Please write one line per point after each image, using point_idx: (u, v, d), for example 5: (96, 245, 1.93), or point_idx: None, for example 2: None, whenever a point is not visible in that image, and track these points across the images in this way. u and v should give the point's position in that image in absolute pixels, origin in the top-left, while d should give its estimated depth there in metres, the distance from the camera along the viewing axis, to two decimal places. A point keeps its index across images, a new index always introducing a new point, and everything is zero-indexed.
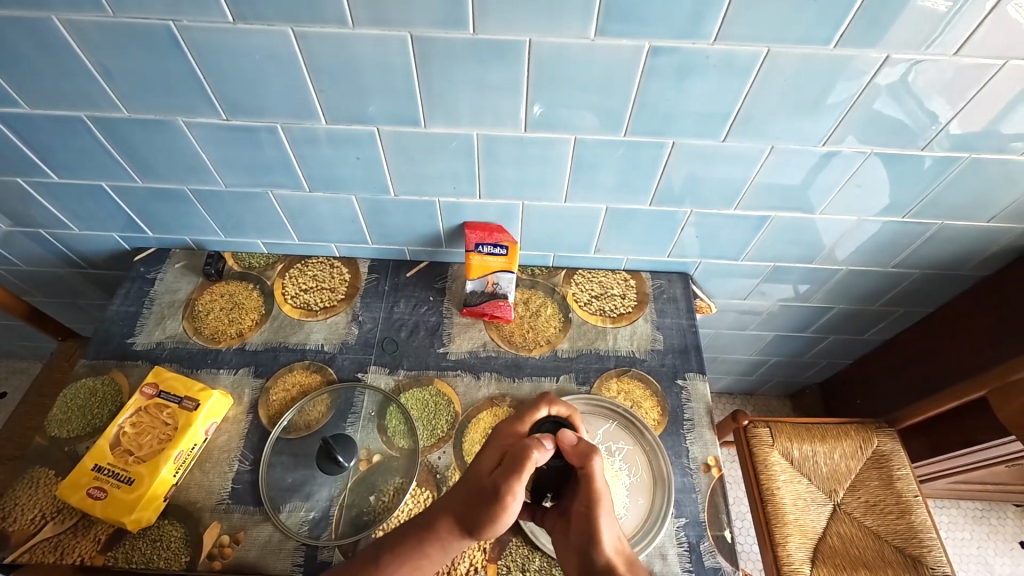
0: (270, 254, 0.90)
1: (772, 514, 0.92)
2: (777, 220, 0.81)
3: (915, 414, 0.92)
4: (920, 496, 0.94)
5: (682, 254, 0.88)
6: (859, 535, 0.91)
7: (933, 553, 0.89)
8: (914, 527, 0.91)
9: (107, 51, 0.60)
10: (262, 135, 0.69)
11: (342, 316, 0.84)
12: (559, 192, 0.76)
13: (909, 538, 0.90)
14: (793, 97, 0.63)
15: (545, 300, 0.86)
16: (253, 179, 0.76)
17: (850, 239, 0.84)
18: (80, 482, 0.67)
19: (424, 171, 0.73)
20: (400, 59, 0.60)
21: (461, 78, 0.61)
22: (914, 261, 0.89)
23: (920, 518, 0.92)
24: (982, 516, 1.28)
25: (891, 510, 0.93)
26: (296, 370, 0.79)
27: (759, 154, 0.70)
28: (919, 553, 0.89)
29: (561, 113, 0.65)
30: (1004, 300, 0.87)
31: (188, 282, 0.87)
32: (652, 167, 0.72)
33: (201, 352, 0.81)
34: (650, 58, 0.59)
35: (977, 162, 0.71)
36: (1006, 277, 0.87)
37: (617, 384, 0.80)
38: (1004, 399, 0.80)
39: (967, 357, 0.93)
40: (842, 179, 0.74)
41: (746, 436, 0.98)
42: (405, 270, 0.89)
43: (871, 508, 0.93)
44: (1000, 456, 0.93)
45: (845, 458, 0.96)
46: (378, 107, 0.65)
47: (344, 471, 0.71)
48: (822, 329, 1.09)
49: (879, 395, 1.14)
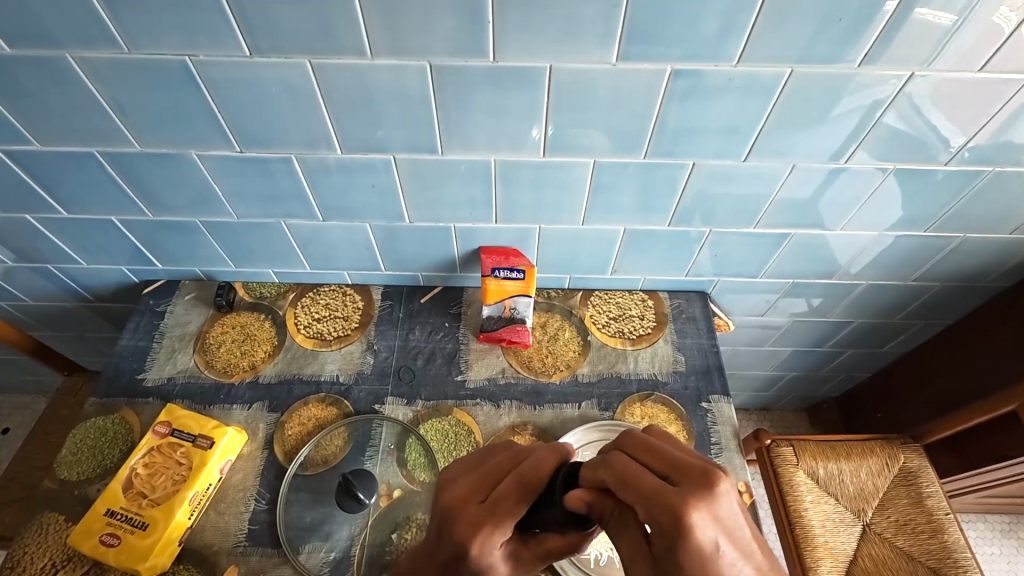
0: (281, 283, 0.89)
1: (801, 536, 0.89)
2: (796, 238, 0.80)
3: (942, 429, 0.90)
4: (951, 514, 0.91)
5: (699, 273, 0.86)
6: (892, 558, 0.88)
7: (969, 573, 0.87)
8: (947, 547, 0.88)
9: (120, 87, 0.60)
10: (277, 166, 0.68)
11: (356, 345, 0.82)
12: (576, 215, 0.75)
13: (943, 558, 0.88)
14: (814, 116, 0.62)
15: (562, 323, 0.85)
16: (265, 209, 0.75)
17: (870, 253, 0.83)
18: (91, 529, 0.64)
19: (441, 197, 0.72)
20: (418, 89, 0.59)
21: (479, 105, 0.61)
22: (935, 275, 0.88)
23: (953, 537, 0.89)
24: (1010, 530, 1.25)
25: (923, 530, 0.90)
26: (311, 403, 0.77)
27: (780, 172, 0.69)
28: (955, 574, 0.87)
29: (580, 135, 0.64)
30: None
31: (199, 314, 0.86)
32: (672, 187, 0.71)
33: (214, 387, 0.79)
34: (671, 81, 0.59)
35: (998, 176, 0.70)
36: None
37: (640, 408, 0.78)
38: None
39: (993, 371, 0.92)
40: (864, 194, 0.73)
41: (770, 456, 0.96)
42: (419, 296, 0.88)
43: (902, 528, 0.91)
44: None
45: (872, 477, 0.94)
46: (395, 135, 0.64)
47: (364, 508, 0.68)
48: (840, 343, 1.08)
49: (901, 408, 1.12)
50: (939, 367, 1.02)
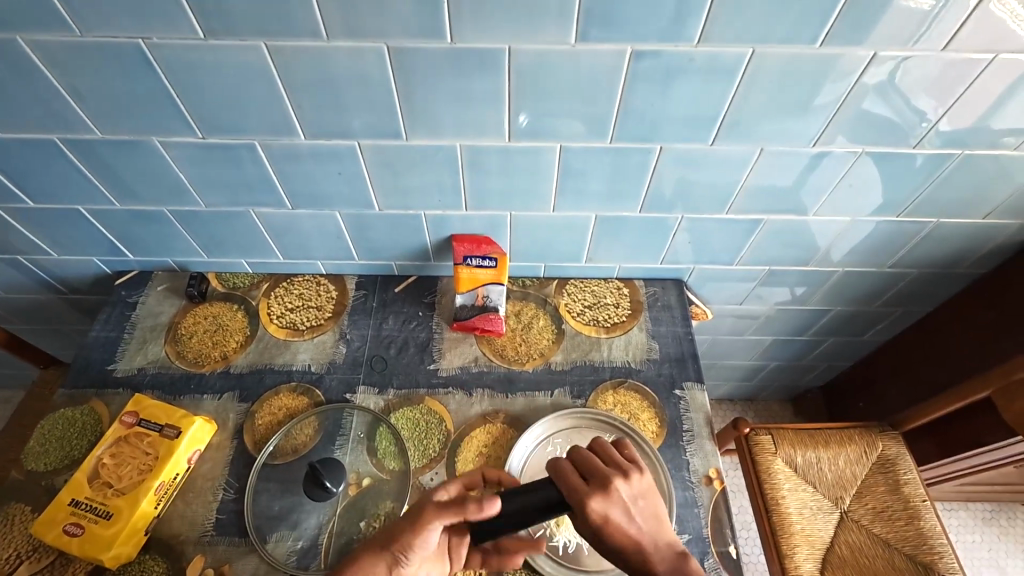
0: (254, 274, 0.88)
1: (778, 523, 0.89)
2: (769, 223, 0.79)
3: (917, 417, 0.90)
4: (927, 501, 0.91)
5: (675, 260, 0.86)
6: (869, 544, 0.88)
7: (945, 560, 0.87)
8: (923, 533, 0.88)
9: (76, 72, 0.59)
10: (241, 154, 0.67)
11: (328, 334, 0.82)
12: (547, 202, 0.74)
13: (919, 545, 0.88)
14: (781, 99, 0.62)
15: (537, 311, 0.84)
16: (233, 198, 0.74)
17: (845, 239, 0.83)
18: (55, 519, 0.64)
19: (408, 184, 0.71)
20: (378, 73, 0.58)
21: (440, 90, 0.60)
22: (911, 261, 0.87)
23: (929, 524, 0.89)
24: (991, 517, 1.25)
25: (900, 516, 0.90)
26: (282, 393, 0.77)
27: (748, 157, 0.69)
28: (931, 561, 0.86)
29: (545, 119, 0.63)
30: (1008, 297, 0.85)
31: (171, 304, 0.85)
32: (641, 173, 0.70)
33: (184, 377, 0.78)
34: (632, 62, 0.58)
35: (969, 159, 0.70)
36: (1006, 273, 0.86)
37: (613, 395, 0.77)
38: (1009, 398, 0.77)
39: (971, 357, 0.92)
40: (835, 180, 0.72)
41: (748, 444, 0.96)
42: (393, 286, 0.87)
43: (879, 515, 0.91)
44: (1007, 457, 0.91)
45: (850, 464, 0.94)
46: (359, 119, 0.63)
47: (333, 496, 0.68)
48: (820, 331, 1.08)
49: (881, 397, 1.12)
50: (918, 353, 1.01)
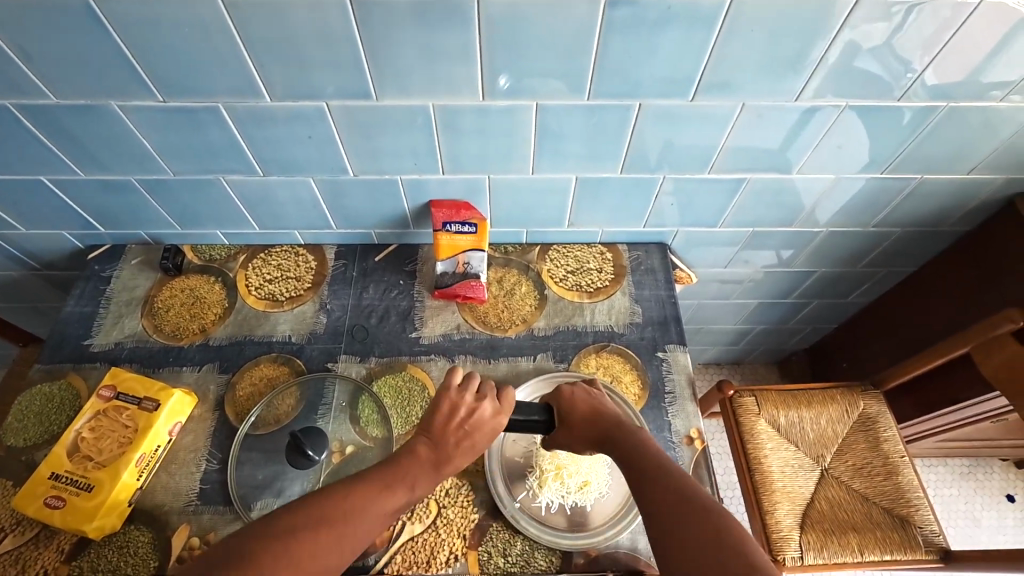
0: (231, 245, 0.86)
1: (760, 481, 0.91)
2: (753, 183, 0.78)
3: (898, 375, 0.91)
4: (906, 456, 0.93)
5: (658, 222, 0.85)
6: (848, 500, 0.90)
7: (921, 512, 0.88)
8: (901, 488, 0.90)
9: (22, 31, 0.56)
10: (205, 117, 0.65)
11: (308, 305, 0.81)
12: (525, 164, 0.72)
13: (897, 498, 0.90)
14: (763, 50, 0.60)
15: (519, 277, 0.84)
16: (201, 165, 0.72)
17: (830, 198, 0.82)
18: (36, 492, 0.64)
19: (381, 148, 0.69)
20: (342, 28, 0.56)
21: (408, 45, 0.57)
22: (895, 219, 0.87)
23: (907, 478, 0.91)
24: (968, 472, 1.28)
25: (879, 472, 0.92)
26: (263, 363, 0.76)
27: (730, 113, 0.67)
28: (908, 513, 0.88)
29: (520, 75, 0.61)
30: (990, 255, 0.85)
31: (146, 278, 0.83)
32: (620, 132, 0.68)
33: (162, 351, 0.77)
34: (607, 12, 0.55)
35: (955, 111, 0.68)
36: (988, 230, 0.85)
37: (596, 359, 0.77)
38: (986, 354, 0.78)
39: (952, 315, 0.92)
40: (819, 136, 0.71)
41: (732, 406, 0.97)
42: (373, 255, 0.85)
43: (859, 471, 0.92)
44: (984, 413, 0.93)
45: (832, 423, 0.95)
46: (325, 79, 0.60)
47: (316, 464, 0.68)
48: (805, 294, 1.08)
49: (864, 357, 1.13)
50: (902, 313, 1.02)
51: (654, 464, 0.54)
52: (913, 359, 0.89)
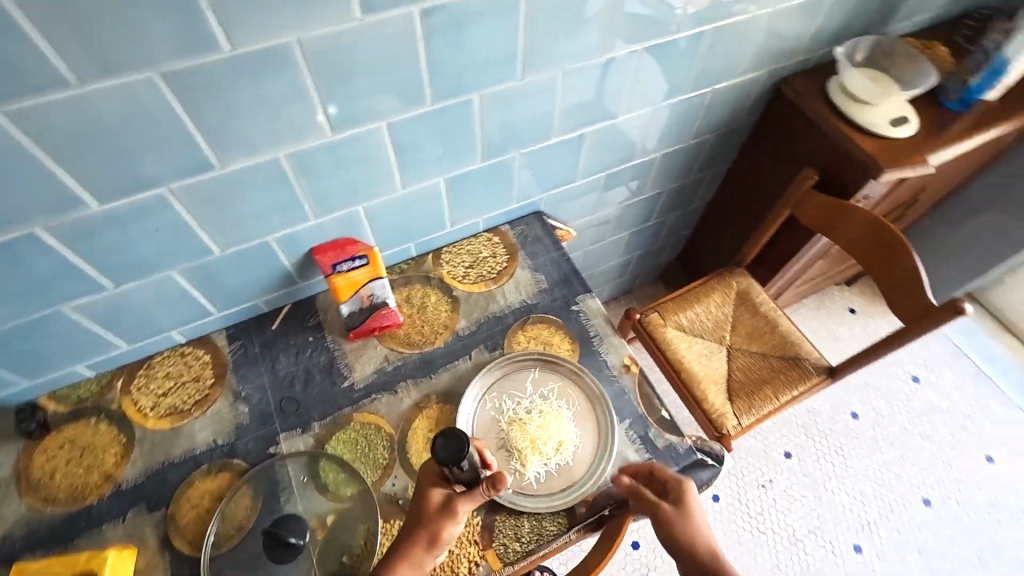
0: (99, 374, 0.75)
1: (688, 377, 1.04)
2: (590, 134, 0.87)
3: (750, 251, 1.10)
4: (778, 309, 1.13)
5: (526, 196, 0.92)
6: (753, 361, 1.07)
7: (803, 346, 1.08)
8: (784, 335, 1.10)
9: None
10: (22, 247, 0.56)
11: (220, 402, 0.74)
12: (392, 181, 0.73)
13: (785, 344, 1.09)
14: (562, 20, 0.67)
15: (424, 290, 0.85)
16: (30, 301, 0.61)
17: (654, 128, 0.95)
18: None
19: (241, 215, 0.66)
20: (159, 106, 0.52)
21: (238, 109, 0.55)
22: (705, 129, 1.03)
23: (785, 325, 1.11)
24: (820, 303, 1.58)
25: (765, 330, 1.11)
26: (197, 481, 0.69)
27: (552, 79, 0.74)
28: (796, 352, 1.08)
29: (361, 102, 0.62)
30: (771, 131, 1.05)
31: (7, 453, 0.70)
32: (468, 125, 0.73)
33: (68, 522, 0.66)
34: (423, 20, 0.58)
35: (716, 28, 0.82)
36: (767, 116, 1.05)
37: (524, 334, 0.82)
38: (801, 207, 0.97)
39: (767, 187, 1.13)
40: (627, 77, 0.81)
41: (643, 326, 1.09)
42: (268, 322, 0.81)
43: (752, 336, 1.10)
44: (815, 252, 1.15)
45: (720, 307, 1.12)
46: (156, 163, 0.56)
47: (303, 549, 0.65)
48: (662, 213, 1.23)
49: (722, 247, 1.33)
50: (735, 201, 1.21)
51: (664, 519, 0.62)
52: (755, 234, 1.08)
